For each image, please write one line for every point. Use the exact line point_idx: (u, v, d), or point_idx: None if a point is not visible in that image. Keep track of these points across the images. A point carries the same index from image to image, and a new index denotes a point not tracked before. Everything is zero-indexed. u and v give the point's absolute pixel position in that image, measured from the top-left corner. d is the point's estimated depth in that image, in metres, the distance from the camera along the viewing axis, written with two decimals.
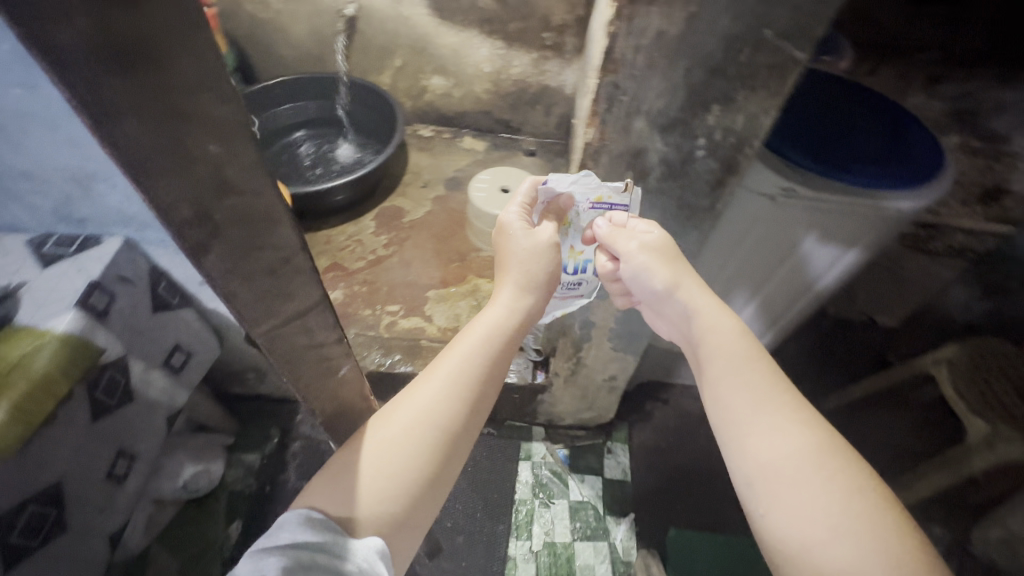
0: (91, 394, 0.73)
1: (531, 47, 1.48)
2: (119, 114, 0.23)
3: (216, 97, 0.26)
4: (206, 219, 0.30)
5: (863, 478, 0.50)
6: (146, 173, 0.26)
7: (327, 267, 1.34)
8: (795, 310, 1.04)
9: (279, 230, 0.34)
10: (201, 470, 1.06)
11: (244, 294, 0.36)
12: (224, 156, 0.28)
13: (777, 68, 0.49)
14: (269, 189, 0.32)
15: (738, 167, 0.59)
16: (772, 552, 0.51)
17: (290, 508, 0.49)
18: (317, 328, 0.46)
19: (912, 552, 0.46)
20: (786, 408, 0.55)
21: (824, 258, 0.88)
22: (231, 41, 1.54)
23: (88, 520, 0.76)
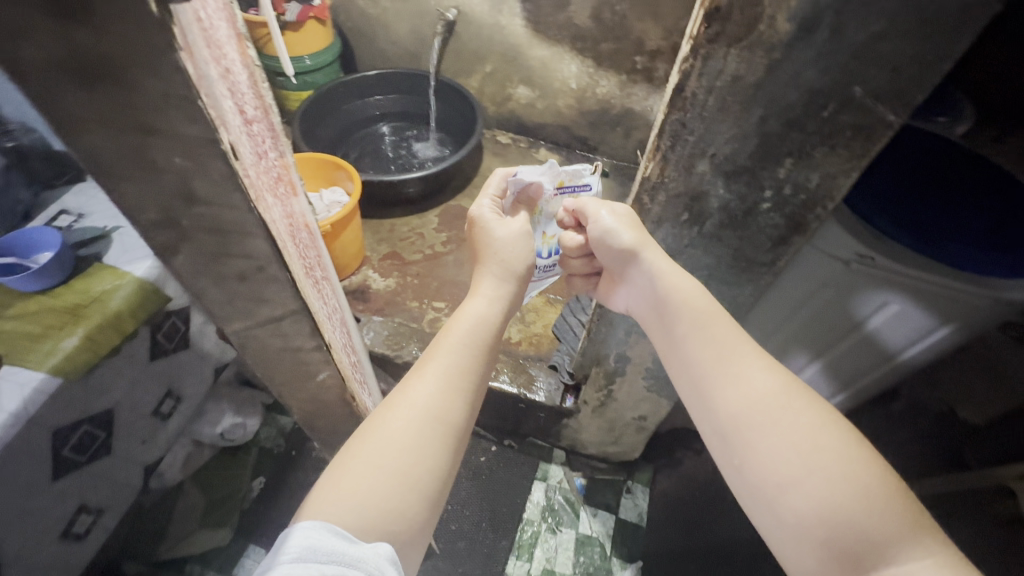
0: (154, 336, 0.80)
1: (620, 69, 1.47)
2: (86, 126, 0.28)
3: (182, 117, 0.29)
4: (172, 221, 0.35)
5: (826, 412, 0.49)
6: (118, 176, 0.31)
7: (386, 255, 1.40)
8: (861, 382, 0.94)
9: (250, 240, 0.38)
10: (239, 422, 1.13)
11: (214, 292, 0.41)
12: (192, 171, 0.32)
13: (863, 130, 0.45)
14: (242, 205, 0.35)
15: (806, 226, 0.55)
16: (747, 494, 0.50)
17: (293, 523, 0.43)
18: (292, 332, 0.48)
19: (880, 482, 0.45)
20: (748, 354, 0.53)
21: (904, 333, 0.79)
22: (340, 31, 1.65)
23: (130, 447, 0.84)
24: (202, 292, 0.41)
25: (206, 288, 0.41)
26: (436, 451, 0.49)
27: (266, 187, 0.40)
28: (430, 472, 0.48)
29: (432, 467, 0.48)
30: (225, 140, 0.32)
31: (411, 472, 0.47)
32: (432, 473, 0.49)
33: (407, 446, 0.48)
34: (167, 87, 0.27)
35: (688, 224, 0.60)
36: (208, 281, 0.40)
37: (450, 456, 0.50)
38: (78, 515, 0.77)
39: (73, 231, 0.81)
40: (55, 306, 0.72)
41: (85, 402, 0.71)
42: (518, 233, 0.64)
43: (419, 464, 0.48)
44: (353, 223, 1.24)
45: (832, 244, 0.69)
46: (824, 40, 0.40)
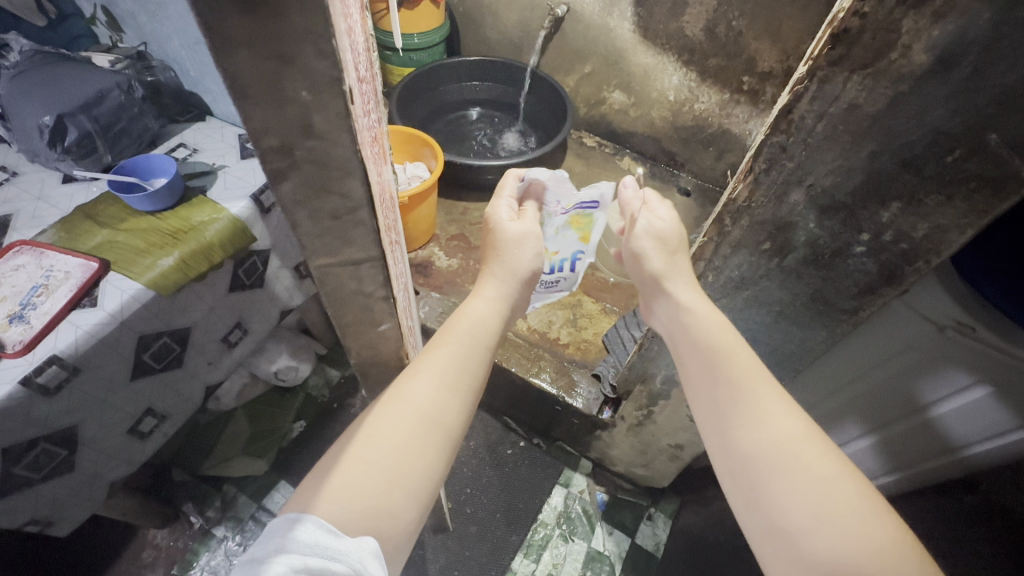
0: (235, 270, 0.87)
1: (724, 87, 1.41)
2: (233, 48, 0.27)
3: (315, 52, 0.28)
4: (287, 150, 0.33)
5: (842, 463, 0.46)
6: (247, 98, 0.29)
7: (453, 236, 1.43)
8: (922, 467, 0.88)
9: (350, 182, 0.36)
10: (293, 365, 1.20)
11: (308, 225, 0.39)
12: (313, 104, 0.30)
13: (991, 183, 0.41)
14: (347, 143, 0.33)
15: (900, 278, 0.51)
16: (756, 532, 0.47)
17: (282, 513, 0.45)
18: (367, 280, 0.47)
19: (894, 537, 0.42)
20: (765, 395, 0.50)
21: (980, 423, 0.73)
22: (450, 15, 1.70)
23: (197, 365, 0.91)
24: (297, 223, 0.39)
25: (300, 220, 0.39)
26: (426, 455, 0.49)
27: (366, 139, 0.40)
28: (421, 472, 0.49)
29: (424, 469, 0.49)
30: (347, 82, 0.30)
31: (401, 470, 0.48)
32: (423, 473, 0.49)
33: (399, 448, 0.48)
34: (308, 21, 0.26)
35: (768, 254, 0.57)
36: (306, 213, 0.38)
37: (443, 456, 0.51)
38: (145, 416, 0.85)
39: (186, 164, 0.90)
40: (161, 227, 0.80)
41: (169, 316, 0.79)
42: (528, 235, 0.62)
43: (409, 463, 0.48)
44: (429, 199, 1.28)
45: (930, 307, 0.63)
46: (964, 76, 0.37)
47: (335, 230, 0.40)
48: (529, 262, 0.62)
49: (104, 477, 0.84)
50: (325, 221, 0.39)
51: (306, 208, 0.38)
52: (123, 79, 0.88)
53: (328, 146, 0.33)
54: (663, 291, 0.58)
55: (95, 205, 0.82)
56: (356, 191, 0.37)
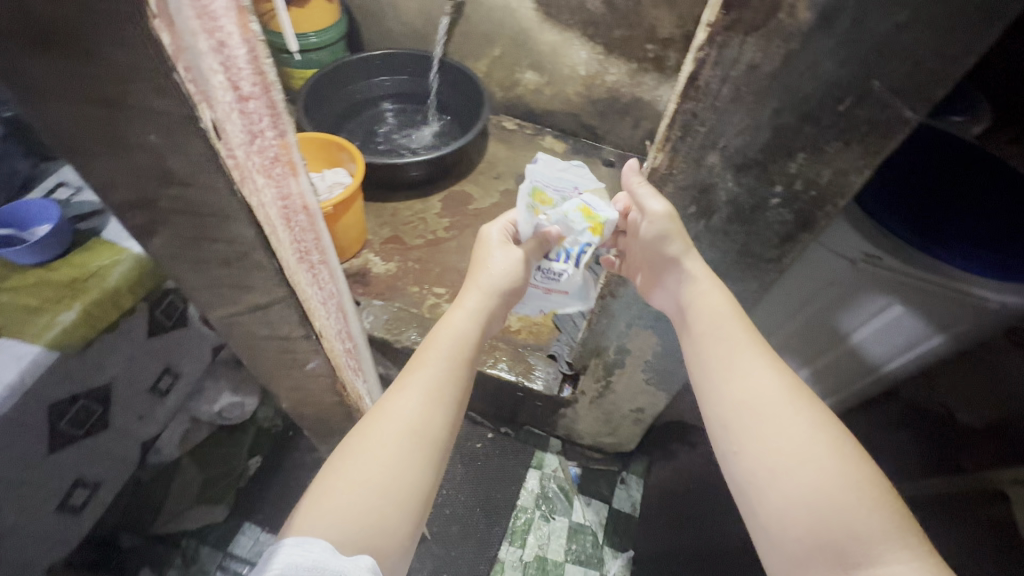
0: (151, 313, 0.80)
1: (631, 57, 1.44)
2: (45, 97, 0.27)
3: (152, 92, 0.28)
4: (148, 202, 0.34)
5: (825, 414, 0.49)
6: (85, 152, 0.30)
7: (387, 239, 1.39)
8: (851, 390, 0.96)
9: (232, 224, 0.38)
10: (237, 402, 1.12)
11: (192, 275, 0.41)
12: (165, 150, 0.31)
13: (879, 125, 0.44)
14: (219, 185, 0.35)
15: (814, 223, 0.54)
16: (740, 481, 0.51)
17: (277, 540, 0.44)
18: (278, 322, 0.49)
19: (871, 484, 0.45)
20: (756, 355, 0.54)
21: (898, 343, 0.81)
22: (346, 9, 1.62)
23: (127, 422, 0.84)
24: None
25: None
26: (419, 458, 0.50)
27: (255, 169, 0.40)
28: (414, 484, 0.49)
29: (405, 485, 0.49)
30: (204, 120, 0.32)
31: (377, 475, 0.48)
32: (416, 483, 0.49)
33: (392, 458, 0.49)
34: (132, 62, 0.27)
35: (695, 218, 0.59)
36: (187, 264, 0.40)
37: (424, 477, 0.50)
38: (75, 488, 0.77)
39: (70, 205, 0.79)
40: (52, 280, 0.70)
41: (82, 376, 0.71)
42: (511, 260, 0.60)
43: (399, 467, 0.49)
44: (355, 205, 1.22)
45: (841, 243, 0.70)
46: (845, 30, 0.39)
47: (226, 276, 0.42)
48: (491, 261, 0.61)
49: (38, 564, 0.76)
50: (214, 267, 0.41)
51: (185, 260, 0.39)
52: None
53: None
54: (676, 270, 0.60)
55: None
56: (243, 233, 0.39)
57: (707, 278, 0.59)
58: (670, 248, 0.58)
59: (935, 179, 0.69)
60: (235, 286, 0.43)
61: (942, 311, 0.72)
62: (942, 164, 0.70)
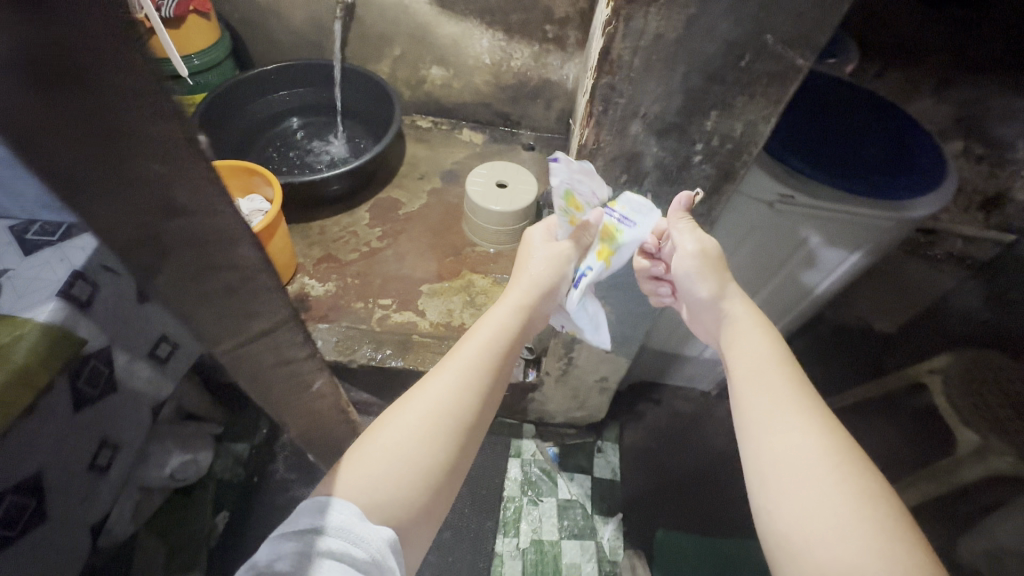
0: (73, 384, 0.72)
1: (532, 40, 1.46)
2: (37, 137, 0.21)
3: (153, 114, 0.24)
4: (154, 242, 0.28)
5: (885, 490, 0.46)
6: (83, 194, 0.24)
7: (320, 259, 1.33)
8: (792, 316, 1.04)
9: (238, 246, 0.34)
10: (188, 459, 1.05)
11: (199, 312, 0.35)
12: (170, 176, 0.26)
13: (776, 76, 0.48)
14: (222, 207, 0.31)
15: (734, 173, 0.58)
16: (772, 544, 0.47)
17: (311, 495, 0.49)
18: (284, 344, 0.46)
19: (919, 568, 0.42)
20: (812, 410, 0.51)
21: (821, 269, 0.89)
22: (227, 25, 1.52)
23: (68, 509, 0.75)
24: None
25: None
26: (440, 445, 0.51)
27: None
28: (434, 470, 0.51)
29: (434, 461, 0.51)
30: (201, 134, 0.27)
31: (412, 453, 0.50)
32: (434, 468, 0.51)
33: (419, 446, 0.51)
34: (132, 74, 0.22)
35: (627, 186, 0.61)
36: (194, 301, 0.34)
37: (451, 456, 0.52)
38: None
39: None
40: None
41: (4, 470, 0.63)
42: (556, 257, 0.62)
43: (425, 453, 0.51)
44: (279, 229, 1.16)
45: (756, 189, 0.75)
46: None
47: (234, 306, 0.37)
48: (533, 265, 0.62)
49: None
50: (217, 299, 0.36)
51: (191, 294, 0.33)
52: None
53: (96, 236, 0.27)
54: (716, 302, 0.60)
55: None
56: (246, 254, 0.35)
57: (750, 316, 0.60)
58: (704, 287, 0.60)
59: (817, 126, 0.77)
60: (232, 309, 0.37)
61: (857, 229, 0.78)
62: (820, 113, 0.78)
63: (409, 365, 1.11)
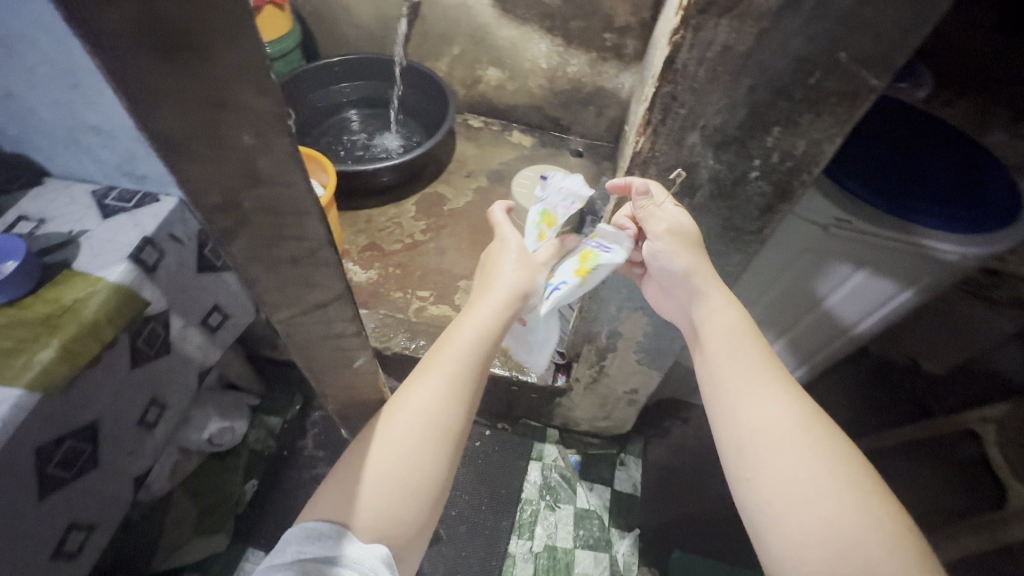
0: (133, 343, 0.77)
1: (590, 47, 1.46)
2: (155, 101, 0.23)
3: (252, 89, 0.25)
4: (233, 206, 0.30)
5: (845, 446, 0.51)
6: (180, 156, 0.26)
7: (365, 247, 1.37)
8: (825, 354, 1.02)
9: (308, 223, 0.34)
10: (227, 426, 1.11)
11: (264, 280, 0.37)
12: (258, 149, 0.28)
13: (847, 96, 0.47)
14: (301, 182, 0.31)
15: (791, 193, 0.57)
16: (755, 512, 0.51)
17: (298, 522, 0.52)
18: (335, 320, 0.46)
19: (888, 517, 0.46)
20: (775, 381, 0.55)
21: (867, 305, 0.85)
22: (298, 17, 1.59)
23: (117, 460, 0.80)
24: None
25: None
26: (428, 439, 0.54)
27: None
28: (424, 475, 0.53)
29: (431, 469, 0.54)
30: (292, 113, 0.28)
31: (407, 465, 0.53)
32: (429, 476, 0.54)
33: (408, 451, 0.53)
34: (242, 57, 0.24)
35: (678, 197, 0.61)
36: (263, 266, 0.36)
37: (447, 461, 0.55)
38: (69, 533, 0.74)
39: (34, 239, 0.75)
40: (26, 318, 0.67)
41: (66, 416, 0.68)
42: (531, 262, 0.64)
43: (413, 451, 0.53)
44: (329, 215, 1.21)
45: (811, 210, 0.73)
46: (812, 7, 0.41)
47: (297, 277, 0.39)
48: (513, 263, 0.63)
49: None
50: (286, 269, 0.37)
51: (259, 262, 0.35)
52: None
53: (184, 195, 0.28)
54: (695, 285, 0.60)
55: None
56: (316, 230, 0.35)
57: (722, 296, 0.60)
58: (677, 263, 0.59)
59: (886, 152, 0.74)
60: (292, 280, 0.39)
61: (889, 267, 0.77)
62: (887, 138, 0.75)
63: None
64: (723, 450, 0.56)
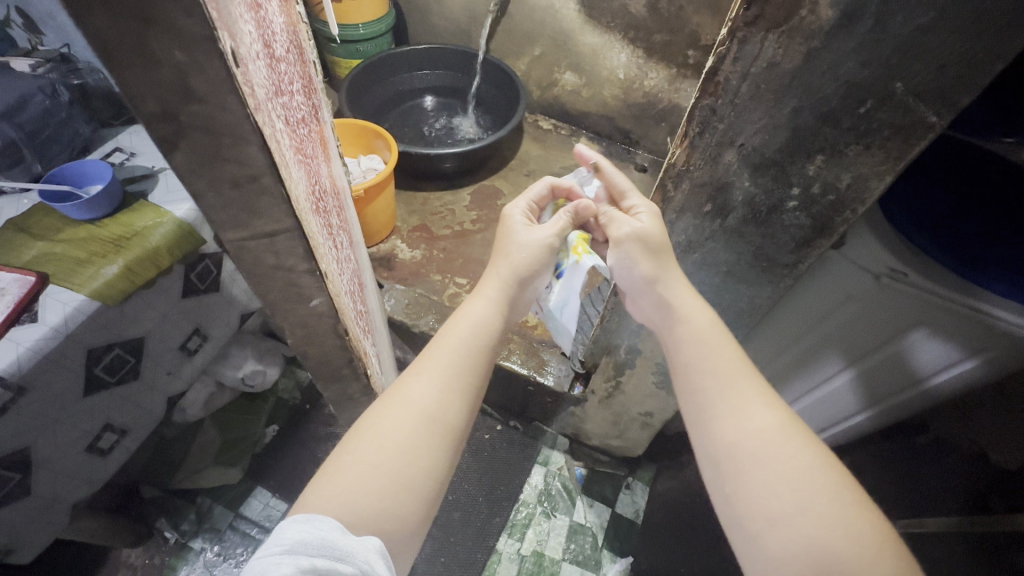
0: (187, 274, 0.85)
1: (671, 63, 1.44)
2: (85, 6, 0.25)
3: (181, 10, 0.26)
4: (171, 116, 0.31)
5: (823, 455, 0.48)
6: (115, 62, 0.27)
7: (415, 227, 1.43)
8: (895, 401, 0.89)
9: (245, 148, 0.33)
10: (260, 369, 1.18)
11: (210, 196, 0.37)
12: (190, 66, 0.28)
13: (902, 130, 0.43)
14: (237, 108, 0.31)
15: (832, 229, 0.54)
16: (734, 526, 0.49)
17: (287, 515, 0.47)
18: (286, 253, 0.44)
19: (868, 527, 0.44)
20: (750, 387, 0.53)
21: (934, 356, 0.76)
22: (394, 3, 1.68)
23: (156, 377, 0.89)
24: None
25: (200, 190, 0.36)
26: (414, 416, 0.53)
27: (278, 118, 0.40)
28: (419, 466, 0.52)
29: (426, 466, 0.52)
30: (225, 40, 0.29)
31: (392, 449, 0.52)
32: (427, 468, 0.52)
33: (404, 439, 0.52)
34: None
35: (710, 216, 0.59)
36: (206, 180, 0.35)
37: (446, 458, 0.54)
38: (104, 432, 0.83)
39: (123, 169, 0.85)
40: (101, 236, 0.76)
41: (118, 327, 0.76)
42: (539, 242, 0.63)
43: (401, 428, 0.53)
44: (386, 191, 1.26)
45: (865, 256, 0.67)
46: (868, 29, 0.39)
47: (239, 200, 0.37)
48: (522, 256, 0.62)
49: (65, 499, 0.82)
50: (228, 190, 0.36)
51: (204, 176, 0.35)
52: (46, 84, 0.86)
53: (216, 110, 0.31)
54: (657, 290, 0.59)
55: (28, 217, 0.77)
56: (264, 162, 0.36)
57: (684, 290, 0.59)
58: (640, 270, 0.59)
59: (950, 193, 0.66)
60: (234, 203, 0.37)
61: (941, 310, 0.68)
62: (953, 176, 0.68)
63: None
64: (700, 464, 0.54)
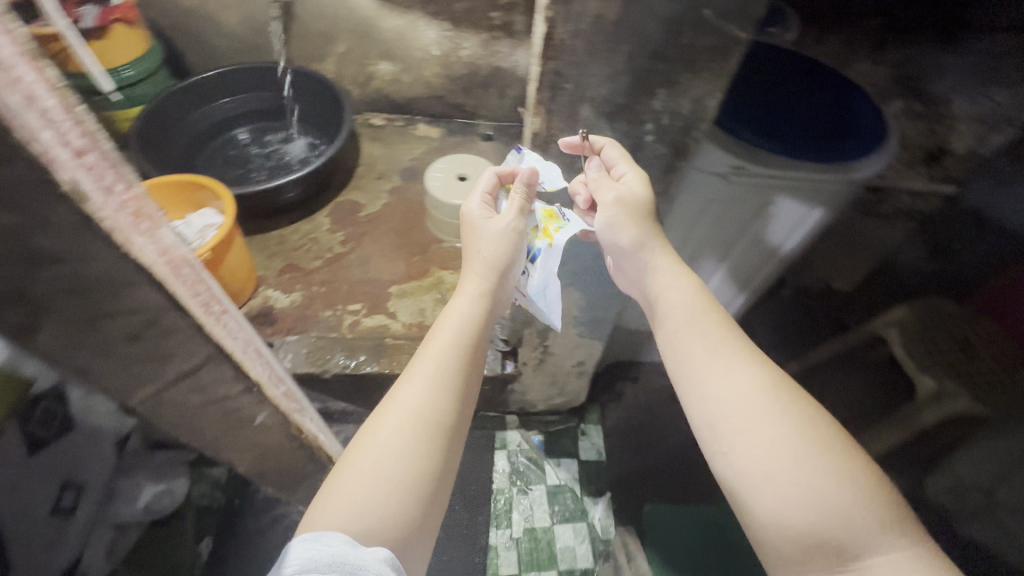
0: (25, 428, 0.70)
1: (479, 28, 1.42)
2: None
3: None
4: (26, 293, 0.31)
5: (815, 412, 0.53)
6: None
7: (282, 269, 1.30)
8: (760, 277, 1.02)
9: (130, 291, 0.37)
10: (163, 489, 1.01)
11: (101, 364, 0.38)
12: (30, 224, 0.29)
13: (718, 50, 0.48)
14: (104, 250, 0.33)
15: (687, 149, 0.59)
16: (733, 488, 0.52)
17: (296, 534, 0.47)
18: (210, 382, 0.49)
19: (860, 477, 0.49)
20: (740, 352, 0.56)
21: (782, 228, 0.88)
22: (157, 32, 1.45)
23: (33, 558, 0.72)
24: (88, 366, 0.38)
25: (91, 364, 0.38)
26: (416, 422, 0.53)
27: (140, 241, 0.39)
28: (416, 470, 0.52)
29: (428, 465, 0.52)
30: (63, 178, 0.30)
31: (396, 472, 0.51)
32: (426, 467, 0.52)
33: (404, 449, 0.52)
34: None
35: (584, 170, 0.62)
36: (92, 351, 0.37)
37: (450, 454, 0.54)
38: None
39: None
40: None
41: None
42: (502, 227, 0.62)
43: (401, 435, 0.53)
44: (235, 243, 1.12)
45: (709, 163, 0.75)
46: None
47: (144, 352, 0.41)
48: (489, 242, 0.61)
49: None
50: (126, 347, 0.39)
51: (86, 349, 0.37)
52: None
53: (81, 262, 0.33)
54: (639, 261, 0.61)
55: None
56: (148, 297, 0.38)
57: (664, 252, 0.61)
58: (623, 238, 0.59)
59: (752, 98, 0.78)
60: (137, 358, 0.40)
61: (788, 185, 0.77)
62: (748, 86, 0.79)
63: (384, 370, 1.10)
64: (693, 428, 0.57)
